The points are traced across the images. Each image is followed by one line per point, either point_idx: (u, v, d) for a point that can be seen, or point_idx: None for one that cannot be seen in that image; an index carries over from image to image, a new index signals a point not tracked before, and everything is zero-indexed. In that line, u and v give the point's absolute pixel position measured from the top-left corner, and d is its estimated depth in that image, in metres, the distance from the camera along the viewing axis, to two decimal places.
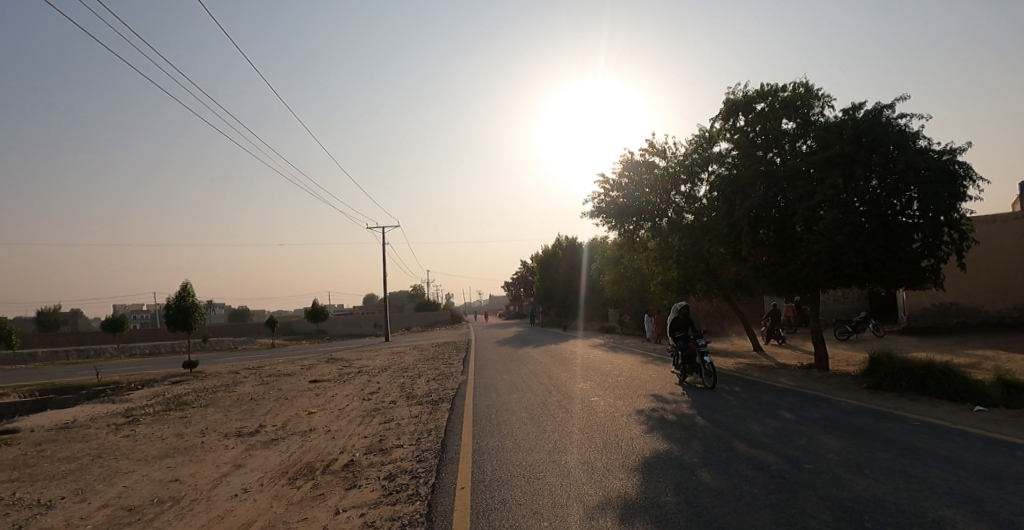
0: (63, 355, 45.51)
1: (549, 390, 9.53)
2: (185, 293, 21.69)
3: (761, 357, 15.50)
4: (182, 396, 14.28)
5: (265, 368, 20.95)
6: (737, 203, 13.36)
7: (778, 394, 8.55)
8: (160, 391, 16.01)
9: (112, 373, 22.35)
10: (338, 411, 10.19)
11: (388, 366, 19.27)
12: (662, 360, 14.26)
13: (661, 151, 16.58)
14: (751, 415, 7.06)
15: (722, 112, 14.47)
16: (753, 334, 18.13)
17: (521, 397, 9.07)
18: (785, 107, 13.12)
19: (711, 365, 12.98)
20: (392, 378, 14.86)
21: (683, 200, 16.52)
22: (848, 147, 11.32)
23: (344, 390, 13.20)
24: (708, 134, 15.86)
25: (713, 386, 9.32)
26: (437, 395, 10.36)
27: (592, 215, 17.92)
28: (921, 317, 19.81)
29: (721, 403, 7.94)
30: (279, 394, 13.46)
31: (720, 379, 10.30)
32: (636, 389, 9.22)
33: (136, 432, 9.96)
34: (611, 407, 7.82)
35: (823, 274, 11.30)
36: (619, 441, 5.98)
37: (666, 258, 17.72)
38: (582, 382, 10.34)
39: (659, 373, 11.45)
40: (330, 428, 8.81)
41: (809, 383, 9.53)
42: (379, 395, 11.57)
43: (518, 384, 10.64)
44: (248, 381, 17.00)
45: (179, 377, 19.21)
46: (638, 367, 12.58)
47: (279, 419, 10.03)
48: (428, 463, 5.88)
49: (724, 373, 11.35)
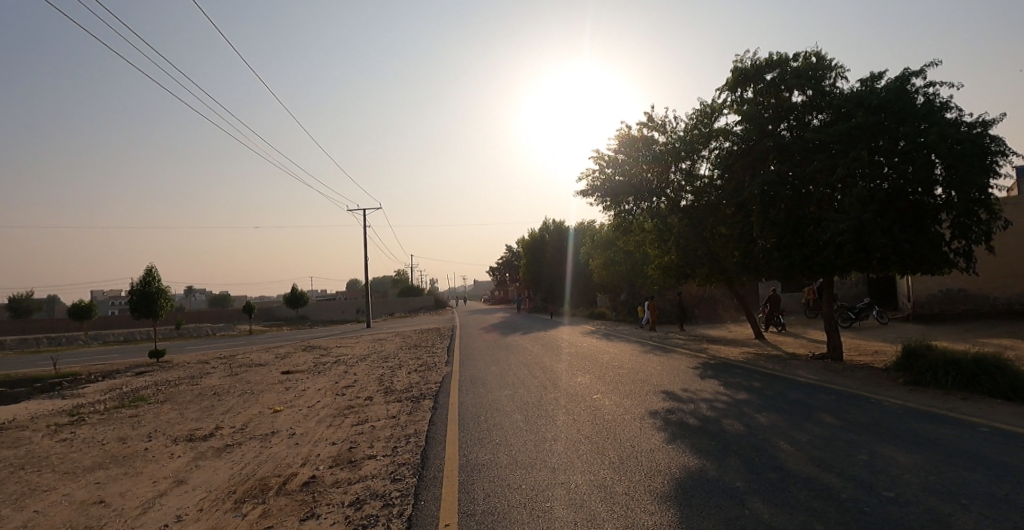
0: (30, 343, 43.48)
1: (546, 386, 8.50)
2: (150, 279, 20.26)
3: (766, 346, 14.68)
4: (140, 390, 12.98)
5: (237, 358, 19.65)
6: (747, 179, 12.27)
7: (804, 391, 7.62)
8: (117, 384, 14.65)
9: (70, 363, 20.79)
10: (307, 409, 9.05)
11: (368, 355, 18.10)
12: (663, 350, 13.35)
13: (660, 125, 15.35)
14: (785, 421, 6.08)
15: (729, 82, 13.29)
16: (754, 321, 17.30)
17: (513, 394, 8.03)
18: (798, 77, 12.01)
19: (718, 355, 12.09)
20: (370, 369, 13.74)
21: (680, 179, 15.41)
22: (875, 118, 10.26)
23: (318, 383, 12.05)
24: (711, 107, 14.74)
25: (728, 381, 8.37)
26: (418, 391, 9.27)
27: (585, 194, 16.71)
28: (926, 304, 19.23)
29: (745, 403, 6.97)
30: (246, 387, 12.27)
31: (732, 372, 9.38)
32: (643, 384, 8.24)
33: (73, 435, 8.68)
34: (619, 408, 6.82)
35: (844, 257, 10.33)
36: (638, 454, 4.95)
37: (662, 241, 16.68)
38: (581, 376, 9.35)
39: (664, 364, 10.49)
40: (294, 431, 7.65)
41: (835, 379, 8.63)
42: (354, 390, 10.44)
43: (510, 378, 9.59)
44: (216, 372, 15.74)
45: (143, 368, 17.85)
46: (640, 357, 11.58)
47: (240, 418, 8.86)
48: (405, 483, 4.78)
49: (734, 364, 10.43)
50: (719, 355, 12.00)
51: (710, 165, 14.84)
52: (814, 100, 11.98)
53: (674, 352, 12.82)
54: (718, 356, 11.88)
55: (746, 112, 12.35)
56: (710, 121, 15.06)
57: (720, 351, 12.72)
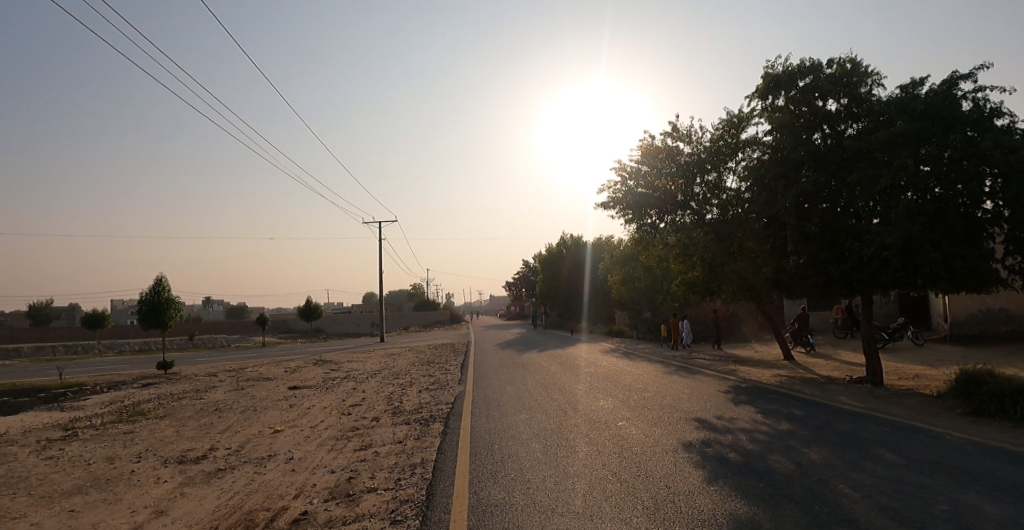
0: (48, 351, 43.96)
1: (565, 410, 7.83)
2: (160, 289, 20.07)
3: (797, 368, 13.78)
4: (142, 404, 12.55)
5: (246, 371, 19.24)
6: (780, 190, 11.58)
7: (854, 421, 6.84)
8: (121, 396, 14.26)
9: (79, 374, 20.57)
10: (309, 430, 8.49)
11: (378, 371, 17.56)
12: (687, 371, 12.56)
13: (685, 136, 14.75)
14: (839, 457, 5.35)
15: (759, 89, 12.68)
16: (783, 341, 16.39)
17: (529, 419, 7.38)
18: (833, 83, 11.39)
19: (748, 377, 11.28)
20: (380, 386, 13.19)
21: (705, 192, 14.78)
22: (920, 124, 9.56)
23: (323, 400, 11.48)
24: (738, 117, 14.17)
25: (766, 408, 7.62)
26: (427, 412, 8.66)
27: (605, 207, 16.02)
28: (964, 325, 18.15)
29: (789, 435, 6.21)
30: (250, 403, 11.75)
31: (767, 397, 8.61)
32: (672, 411, 7.51)
33: (63, 453, 8.20)
34: (648, 438, 6.12)
35: (890, 274, 9.52)
36: (674, 497, 4.27)
37: (686, 257, 15.92)
38: (602, 399, 8.67)
39: (691, 387, 9.74)
40: (292, 455, 7.06)
41: (884, 408, 7.81)
42: (360, 409, 9.85)
43: (525, 400, 8.93)
44: (222, 386, 15.31)
45: (151, 380, 17.52)
46: (664, 379, 10.82)
47: (237, 438, 8.33)
48: (405, 526, 4.14)
49: (768, 388, 9.63)
50: (749, 377, 11.20)
51: (737, 177, 14.21)
52: (851, 108, 11.32)
53: (699, 373, 12.02)
54: (748, 378, 11.07)
55: (778, 120, 11.74)
56: (737, 131, 14.47)
57: (750, 373, 11.90)
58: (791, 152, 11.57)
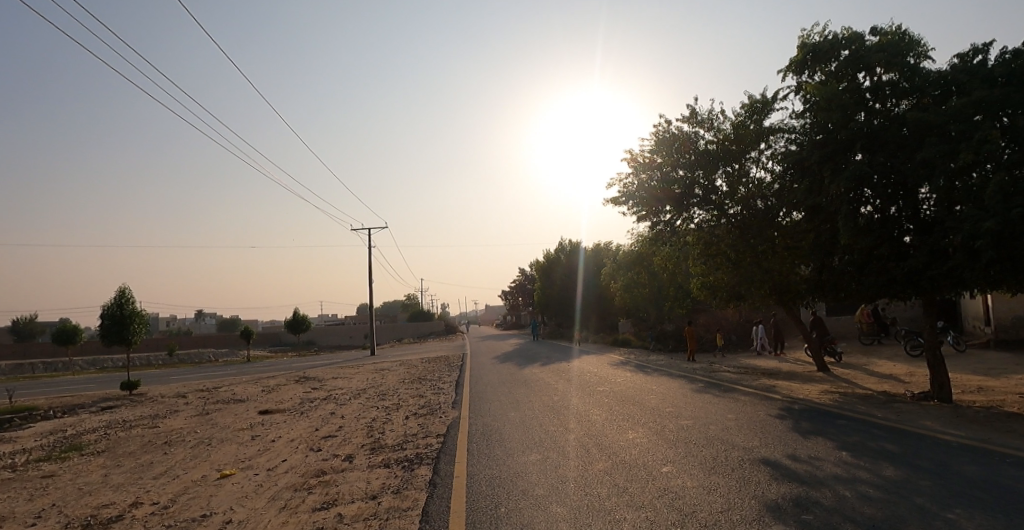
0: (25, 369, 41.84)
1: (587, 448, 6.15)
2: (122, 301, 18.35)
3: (840, 381, 12.11)
4: (82, 435, 10.71)
5: (220, 391, 17.40)
6: (826, 176, 10.02)
7: (976, 462, 5.19)
8: (65, 424, 12.39)
9: (34, 396, 18.58)
10: (264, 475, 6.73)
11: (364, 390, 15.80)
12: (717, 387, 10.89)
13: (705, 121, 13.16)
14: (1002, 524, 3.69)
15: (794, 63, 11.20)
16: (815, 350, 14.70)
17: (543, 462, 5.69)
18: (883, 51, 9.89)
19: (794, 395, 9.63)
20: (362, 410, 11.46)
21: (728, 184, 13.26)
22: (1003, 89, 7.99)
23: (292, 430, 9.72)
24: (764, 99, 12.78)
25: (848, 445, 5.95)
26: (413, 449, 6.96)
27: (615, 202, 14.31)
28: (1011, 329, 16.64)
29: (908, 490, 4.51)
30: (206, 434, 9.98)
31: (837, 425, 6.94)
32: (728, 450, 5.80)
33: None
34: (713, 495, 4.43)
35: (980, 269, 7.84)
36: None
37: (707, 259, 14.29)
38: (630, 429, 7.01)
39: (734, 410, 8.09)
40: (230, 519, 5.27)
41: (998, 439, 6.12)
42: (333, 443, 8.12)
43: (533, 432, 7.25)
44: (185, 411, 13.49)
45: (110, 403, 15.67)
46: (696, 400, 9.16)
47: (173, 488, 6.55)
48: None
49: (828, 411, 7.98)
50: (795, 395, 9.54)
51: (765, 166, 12.74)
52: (902, 79, 9.86)
53: (734, 391, 10.34)
54: (794, 396, 9.43)
55: (820, 95, 10.19)
56: (761, 116, 13.05)
57: (793, 390, 10.23)
58: (837, 131, 10.06)
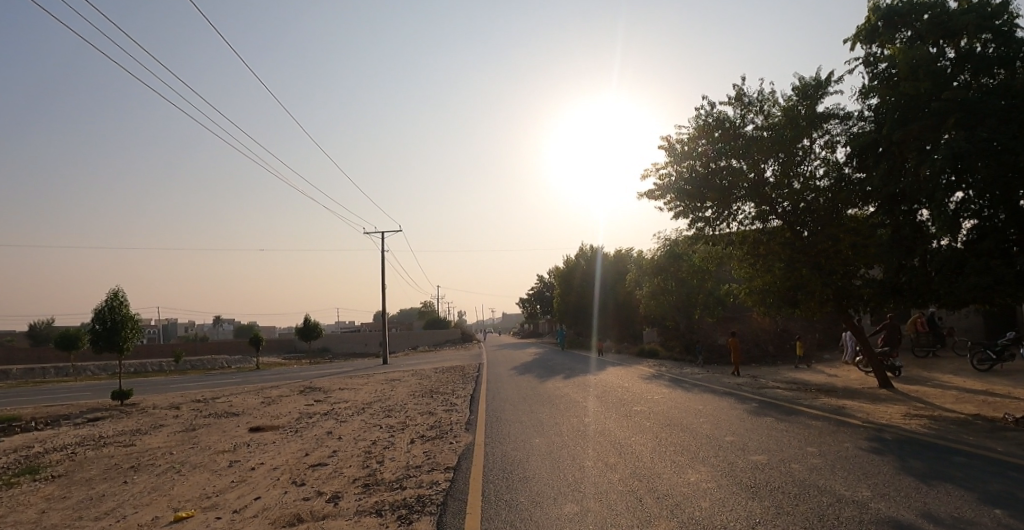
0: (37, 372, 41.62)
1: (639, 496, 4.67)
2: (116, 304, 17.41)
3: (914, 401, 10.39)
4: (48, 454, 9.50)
5: (216, 403, 16.19)
6: (912, 158, 8.48)
7: None
8: (37, 440, 11.24)
9: (25, 405, 17.59)
10: (227, 519, 5.36)
11: (368, 405, 14.46)
12: (774, 409, 9.29)
13: (754, 104, 11.69)
14: None
15: (864, 31, 9.72)
16: (876, 364, 12.88)
17: (583, 519, 4.20)
18: (976, 10, 8.38)
19: (874, 419, 8.00)
20: (362, 429, 10.11)
21: (779, 175, 11.78)
22: None
23: (279, 454, 8.37)
24: (819, 79, 11.35)
25: (995, 497, 4.38)
26: (412, 489, 5.52)
27: (649, 196, 12.79)
28: None
29: None
30: (182, 457, 8.69)
31: (959, 466, 5.33)
32: (834, 506, 4.25)
33: None
34: None
35: None
36: None
37: (753, 260, 12.74)
38: (689, 469, 5.49)
39: (811, 441, 6.53)
40: None
41: None
42: (319, 476, 6.72)
43: (564, 467, 5.79)
44: (169, 426, 12.27)
45: (97, 415, 14.56)
46: (757, 425, 7.60)
47: None
48: None
49: (932, 444, 6.35)
50: (874, 420, 7.92)
51: (823, 154, 11.27)
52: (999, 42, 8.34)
53: (796, 413, 8.75)
54: (877, 422, 7.79)
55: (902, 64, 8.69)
56: (816, 98, 11.59)
57: (868, 412, 8.60)
58: (921, 106, 8.54)
